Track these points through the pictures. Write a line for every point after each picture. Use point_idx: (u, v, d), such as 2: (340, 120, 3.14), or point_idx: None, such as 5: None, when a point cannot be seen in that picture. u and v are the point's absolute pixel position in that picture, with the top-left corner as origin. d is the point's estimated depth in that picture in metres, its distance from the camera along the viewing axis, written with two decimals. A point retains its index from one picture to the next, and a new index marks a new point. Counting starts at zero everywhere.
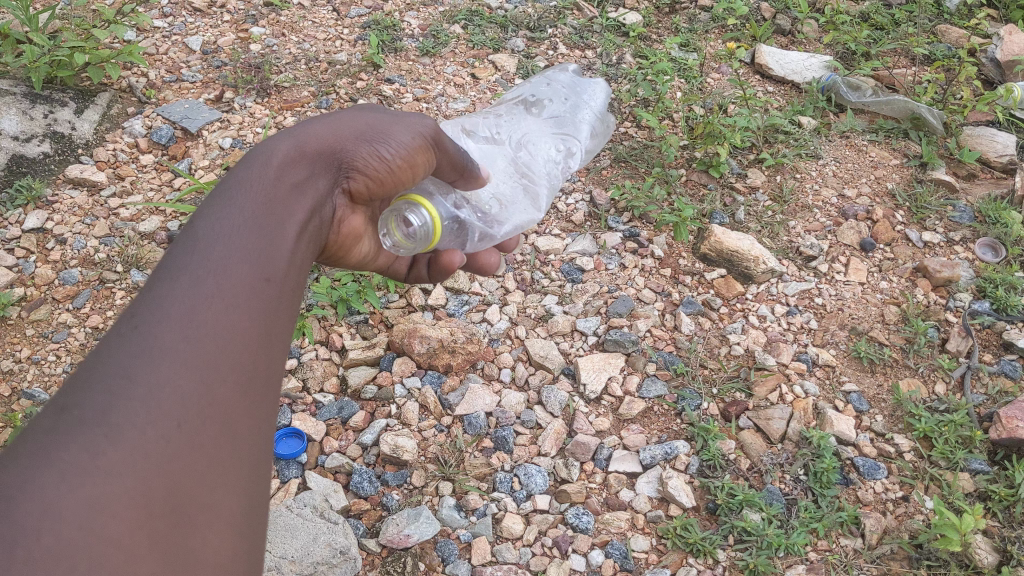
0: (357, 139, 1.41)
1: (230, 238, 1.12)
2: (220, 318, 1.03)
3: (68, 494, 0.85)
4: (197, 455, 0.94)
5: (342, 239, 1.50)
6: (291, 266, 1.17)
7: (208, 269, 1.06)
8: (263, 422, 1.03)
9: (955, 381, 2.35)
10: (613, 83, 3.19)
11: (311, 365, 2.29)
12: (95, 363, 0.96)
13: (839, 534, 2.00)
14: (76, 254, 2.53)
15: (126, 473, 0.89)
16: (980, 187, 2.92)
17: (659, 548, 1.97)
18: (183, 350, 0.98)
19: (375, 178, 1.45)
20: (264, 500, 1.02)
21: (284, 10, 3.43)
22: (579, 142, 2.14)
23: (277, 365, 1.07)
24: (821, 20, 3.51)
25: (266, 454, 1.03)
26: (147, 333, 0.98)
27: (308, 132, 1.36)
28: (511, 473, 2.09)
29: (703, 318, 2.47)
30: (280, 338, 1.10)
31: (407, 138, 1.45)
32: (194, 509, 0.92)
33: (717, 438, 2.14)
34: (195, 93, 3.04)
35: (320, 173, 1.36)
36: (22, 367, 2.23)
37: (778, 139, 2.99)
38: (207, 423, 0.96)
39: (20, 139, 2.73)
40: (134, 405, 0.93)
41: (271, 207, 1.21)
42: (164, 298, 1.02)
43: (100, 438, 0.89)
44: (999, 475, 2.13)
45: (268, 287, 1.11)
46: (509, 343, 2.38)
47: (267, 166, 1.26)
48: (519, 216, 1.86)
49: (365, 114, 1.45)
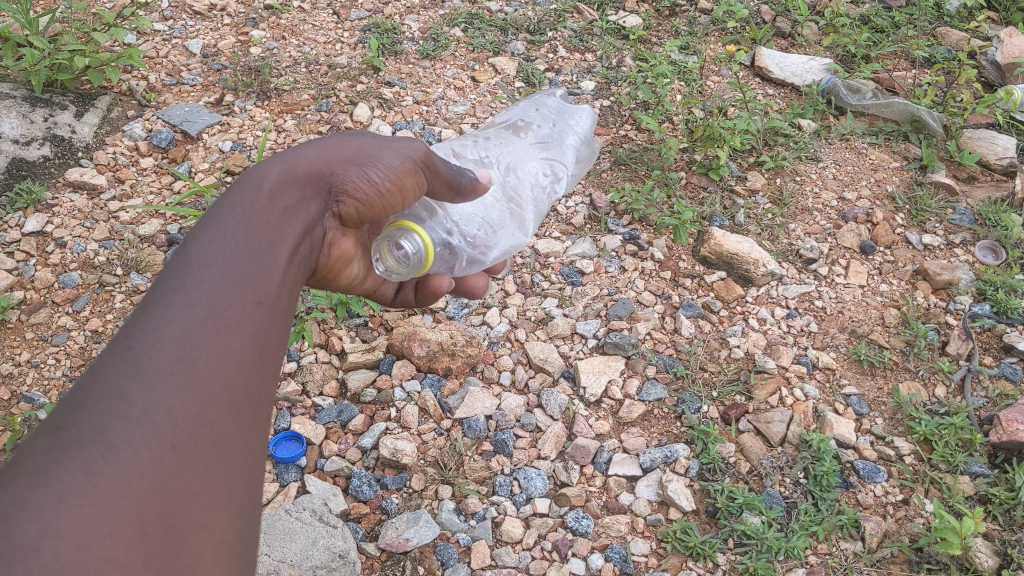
0: (347, 163, 1.41)
1: (223, 261, 1.11)
2: (214, 340, 1.03)
3: (67, 513, 0.85)
4: (190, 477, 0.94)
5: (331, 262, 1.49)
6: (284, 288, 1.17)
7: (202, 291, 1.06)
8: (257, 442, 1.03)
9: (955, 384, 2.34)
10: (613, 86, 3.20)
11: (310, 369, 2.29)
12: (90, 384, 0.96)
13: (839, 538, 2.00)
14: (76, 257, 2.53)
15: (122, 493, 0.88)
16: (980, 190, 2.91)
17: (659, 552, 1.97)
18: (175, 372, 0.98)
19: (365, 202, 1.44)
20: (257, 519, 1.02)
21: (284, 13, 3.43)
22: (565, 170, 2.14)
23: (269, 388, 1.07)
24: (821, 23, 3.50)
25: (258, 473, 1.02)
26: (141, 354, 0.98)
27: (299, 155, 1.36)
28: (511, 477, 2.09)
29: (703, 321, 2.46)
30: (274, 361, 1.09)
31: (395, 162, 1.45)
32: (188, 528, 0.92)
33: (717, 441, 2.14)
34: (194, 97, 3.05)
35: (312, 197, 1.35)
36: (21, 371, 2.23)
37: (778, 141, 2.99)
38: (199, 444, 0.96)
39: (20, 143, 2.74)
40: (130, 425, 0.92)
41: (265, 229, 1.21)
42: (157, 318, 1.02)
43: (97, 457, 0.89)
44: (999, 478, 2.12)
45: (261, 309, 1.10)
46: (509, 346, 2.38)
47: (260, 188, 1.25)
48: (507, 241, 1.84)
49: (355, 138, 1.45)
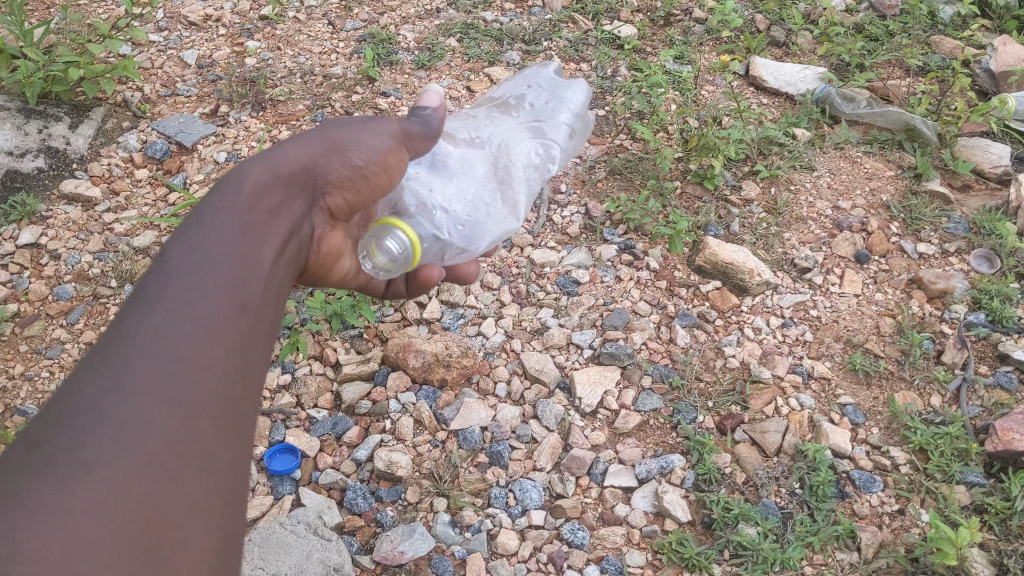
0: (329, 156, 1.42)
1: (205, 266, 1.13)
2: (195, 350, 1.05)
3: (39, 535, 0.88)
4: (168, 493, 0.96)
5: (323, 257, 1.51)
6: (268, 290, 1.20)
7: (182, 299, 1.08)
8: (240, 452, 1.06)
9: (950, 393, 2.34)
10: (608, 96, 3.20)
11: (306, 380, 2.29)
12: (69, 397, 0.98)
13: (835, 548, 1.99)
14: (70, 269, 2.53)
15: (95, 513, 0.91)
16: (974, 199, 2.92)
17: (655, 564, 1.96)
18: (154, 385, 1.00)
19: (351, 190, 1.46)
20: (240, 528, 1.05)
21: (279, 24, 3.44)
22: (562, 141, 1.93)
23: (253, 394, 1.10)
24: (815, 32, 3.52)
25: (242, 484, 1.06)
26: (120, 367, 1.00)
27: (282, 152, 1.38)
28: (506, 489, 2.08)
29: (698, 331, 2.46)
30: (257, 367, 1.13)
31: (378, 146, 1.46)
32: (165, 546, 0.94)
33: (713, 452, 2.13)
34: (190, 108, 3.05)
35: (297, 194, 1.37)
36: (15, 384, 2.23)
37: (772, 151, 2.99)
38: (177, 459, 0.98)
39: (15, 155, 2.74)
40: (107, 442, 0.94)
41: (249, 231, 1.23)
42: (137, 329, 1.04)
43: (72, 477, 0.91)
44: (995, 488, 2.12)
45: (244, 314, 1.13)
46: (504, 357, 2.38)
47: (242, 189, 1.27)
48: (496, 227, 1.76)
49: (337, 127, 1.46)
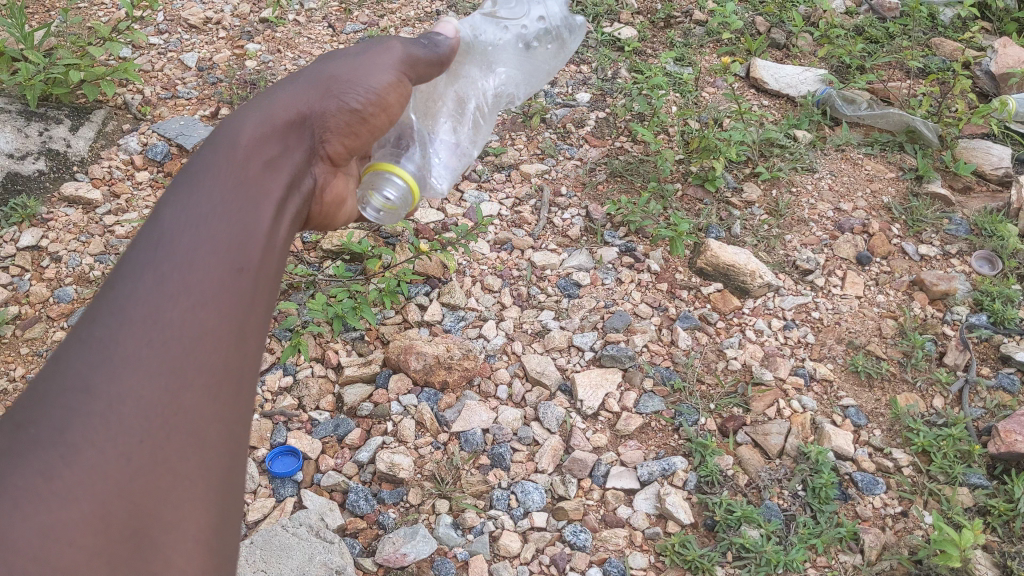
0: (324, 99, 1.40)
1: (198, 226, 1.08)
2: (186, 316, 1.01)
3: (22, 521, 0.86)
4: (159, 473, 0.94)
5: (326, 207, 1.50)
6: (268, 247, 1.14)
7: (173, 264, 1.03)
8: (236, 424, 1.03)
9: (953, 395, 2.34)
10: (609, 98, 3.21)
11: (306, 383, 2.28)
12: (54, 375, 0.95)
13: (838, 550, 1.99)
14: (71, 271, 2.53)
15: (81, 498, 0.89)
16: (975, 201, 2.93)
17: (658, 566, 1.96)
18: (144, 359, 0.96)
19: (349, 132, 1.46)
20: (237, 505, 1.02)
21: (279, 27, 3.44)
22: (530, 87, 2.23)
23: (250, 363, 1.06)
24: (815, 35, 3.52)
25: (240, 459, 1.03)
26: (107, 342, 0.96)
27: (275, 105, 1.34)
28: (508, 491, 2.07)
29: (700, 333, 2.46)
30: (257, 333, 1.08)
31: (374, 84, 1.45)
32: (156, 528, 0.93)
33: (715, 454, 2.13)
34: (190, 111, 3.04)
35: (294, 146, 1.35)
36: (16, 386, 2.23)
37: (773, 152, 2.99)
38: (167, 438, 0.95)
39: (15, 157, 2.73)
40: (92, 421, 0.92)
41: (246, 186, 1.18)
42: (124, 297, 1.00)
43: (57, 460, 0.89)
44: (998, 490, 2.11)
45: (243, 275, 1.08)
46: (505, 359, 2.38)
47: (236, 144, 1.22)
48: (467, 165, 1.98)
49: (330, 66, 1.44)
